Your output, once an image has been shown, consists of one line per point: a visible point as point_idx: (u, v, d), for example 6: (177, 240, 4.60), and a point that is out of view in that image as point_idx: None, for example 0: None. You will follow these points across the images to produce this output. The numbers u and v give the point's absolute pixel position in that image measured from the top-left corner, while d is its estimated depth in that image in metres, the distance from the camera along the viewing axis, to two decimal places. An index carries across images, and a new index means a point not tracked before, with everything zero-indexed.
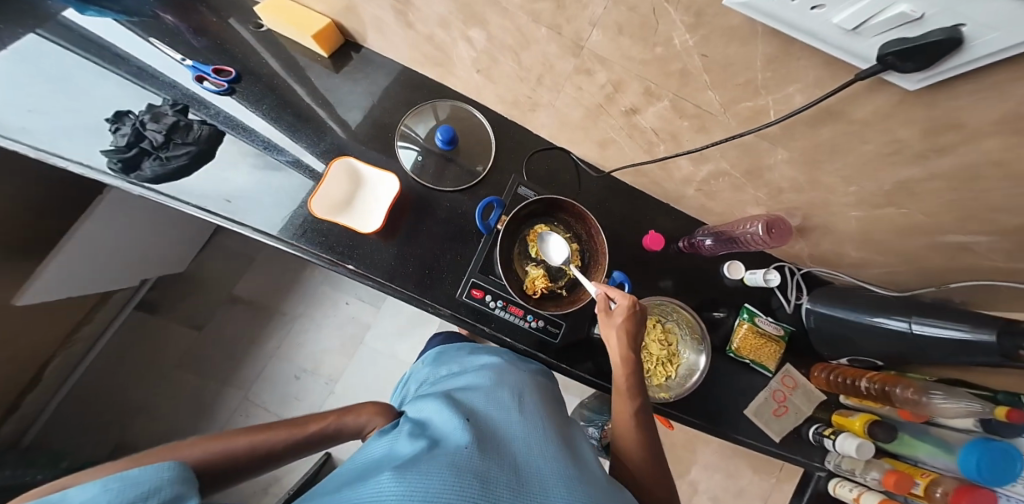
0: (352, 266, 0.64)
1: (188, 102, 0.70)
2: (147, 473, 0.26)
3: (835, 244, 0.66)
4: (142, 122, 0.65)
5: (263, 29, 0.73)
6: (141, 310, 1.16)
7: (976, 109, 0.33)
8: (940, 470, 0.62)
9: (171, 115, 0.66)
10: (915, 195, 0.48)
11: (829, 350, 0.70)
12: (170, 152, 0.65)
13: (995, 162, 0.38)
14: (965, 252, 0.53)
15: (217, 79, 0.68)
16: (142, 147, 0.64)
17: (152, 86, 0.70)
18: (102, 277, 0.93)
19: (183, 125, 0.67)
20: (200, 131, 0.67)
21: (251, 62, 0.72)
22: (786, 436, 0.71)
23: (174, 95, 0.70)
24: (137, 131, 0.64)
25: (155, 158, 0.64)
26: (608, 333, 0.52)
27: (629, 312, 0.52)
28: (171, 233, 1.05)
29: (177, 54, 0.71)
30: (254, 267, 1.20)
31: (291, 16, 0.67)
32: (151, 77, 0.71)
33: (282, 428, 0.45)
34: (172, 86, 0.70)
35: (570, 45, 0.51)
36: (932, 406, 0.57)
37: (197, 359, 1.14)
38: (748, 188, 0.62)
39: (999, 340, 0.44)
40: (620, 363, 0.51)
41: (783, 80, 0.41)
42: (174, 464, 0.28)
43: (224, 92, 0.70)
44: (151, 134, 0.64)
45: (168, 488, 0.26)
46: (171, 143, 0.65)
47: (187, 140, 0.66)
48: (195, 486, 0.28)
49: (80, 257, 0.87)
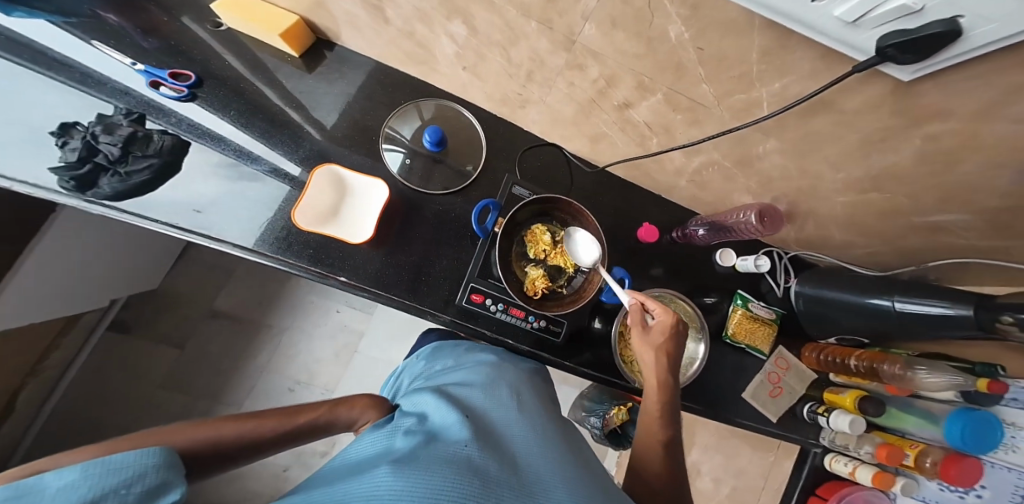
0: (343, 278, 0.60)
1: (145, 110, 0.62)
2: (130, 459, 0.27)
3: (820, 228, 0.68)
4: (94, 135, 0.58)
5: (223, 28, 0.66)
6: (112, 332, 1.08)
7: (967, 97, 0.34)
8: (925, 440, 0.68)
9: (127, 127, 0.60)
10: (900, 179, 0.49)
11: (817, 330, 0.73)
12: (130, 166, 0.58)
13: (976, 147, 0.39)
14: (942, 232, 0.56)
15: (175, 84, 0.61)
16: (97, 162, 0.56)
17: (100, 94, 0.62)
18: (60, 299, 0.84)
19: (142, 135, 0.60)
20: (162, 142, 0.61)
21: (212, 65, 0.65)
22: (782, 416, 0.74)
23: (129, 103, 0.62)
24: (88, 145, 0.57)
25: (113, 174, 0.57)
26: (642, 347, 0.54)
27: (669, 330, 0.54)
28: (136, 251, 0.97)
29: (125, 58, 0.62)
30: (234, 281, 1.14)
31: (252, 13, 0.61)
32: (98, 84, 0.62)
33: (273, 417, 0.45)
34: (124, 93, 0.62)
35: (561, 40, 0.48)
36: (917, 379, 0.63)
37: (179, 380, 1.08)
38: (739, 178, 0.62)
39: (978, 313, 0.47)
40: (653, 379, 0.53)
41: (777, 73, 0.40)
42: (158, 451, 0.29)
43: (185, 98, 0.63)
44: (105, 147, 0.57)
45: (152, 475, 0.28)
46: (130, 157, 0.58)
47: (148, 152, 0.59)
48: (181, 473, 0.30)
49: (40, 281, 0.78)
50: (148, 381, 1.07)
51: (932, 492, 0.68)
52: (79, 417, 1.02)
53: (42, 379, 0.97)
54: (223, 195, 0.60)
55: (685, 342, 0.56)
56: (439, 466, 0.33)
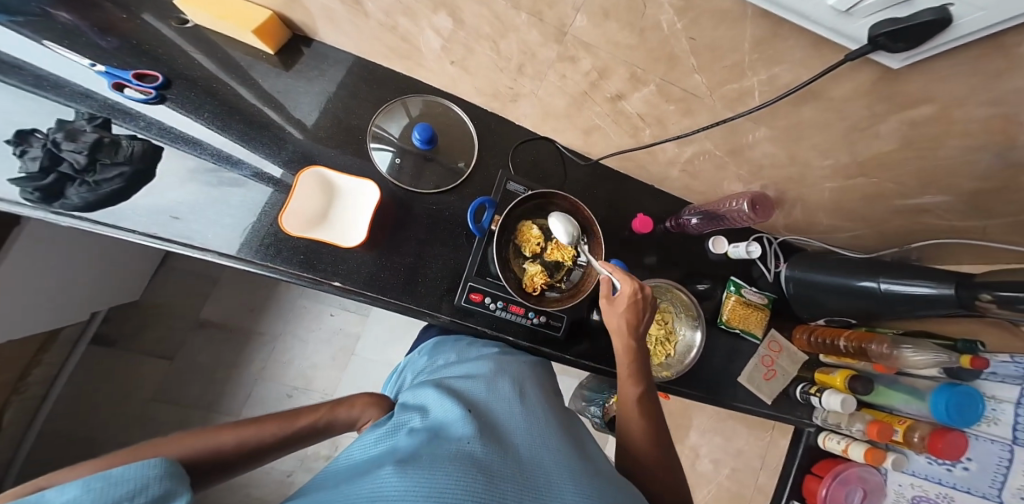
0: (338, 283, 0.59)
1: (110, 114, 0.58)
2: (132, 471, 0.26)
3: (808, 214, 0.69)
4: (56, 142, 0.54)
5: (189, 25, 0.62)
6: (95, 347, 1.04)
7: (955, 83, 0.34)
8: (912, 415, 0.72)
9: (91, 132, 0.56)
10: (884, 164, 0.50)
11: (807, 312, 0.75)
12: (100, 175, 0.54)
13: (957, 131, 0.40)
14: (924, 214, 0.57)
15: (141, 86, 0.58)
16: (62, 171, 0.53)
17: (57, 97, 0.57)
18: (43, 316, 0.80)
19: (108, 141, 0.56)
20: (132, 147, 0.57)
21: (179, 64, 0.61)
22: (776, 397, 0.76)
23: (91, 107, 0.57)
24: (50, 153, 0.53)
25: (81, 183, 0.53)
26: (610, 317, 0.53)
27: (629, 300, 0.52)
28: (120, 263, 0.93)
29: (83, 58, 0.57)
30: (220, 290, 1.11)
31: (220, 7, 0.58)
32: (57, 87, 0.57)
33: (272, 421, 0.44)
34: (85, 96, 0.58)
35: (553, 32, 0.48)
36: (903, 357, 0.66)
37: (170, 392, 1.05)
38: (730, 166, 0.62)
39: (958, 292, 0.49)
40: (622, 349, 0.53)
41: (769, 62, 0.40)
42: (158, 461, 0.28)
43: (154, 100, 0.59)
44: (69, 155, 0.53)
45: (155, 485, 0.27)
46: (97, 165, 0.54)
47: (117, 159, 0.56)
48: (183, 482, 0.29)
49: (33, 300, 0.75)
50: (137, 396, 1.03)
51: (921, 466, 0.72)
52: (65, 439, 0.98)
53: (22, 403, 0.92)
54: (206, 201, 0.58)
55: (653, 305, 0.54)
56: (445, 464, 0.32)
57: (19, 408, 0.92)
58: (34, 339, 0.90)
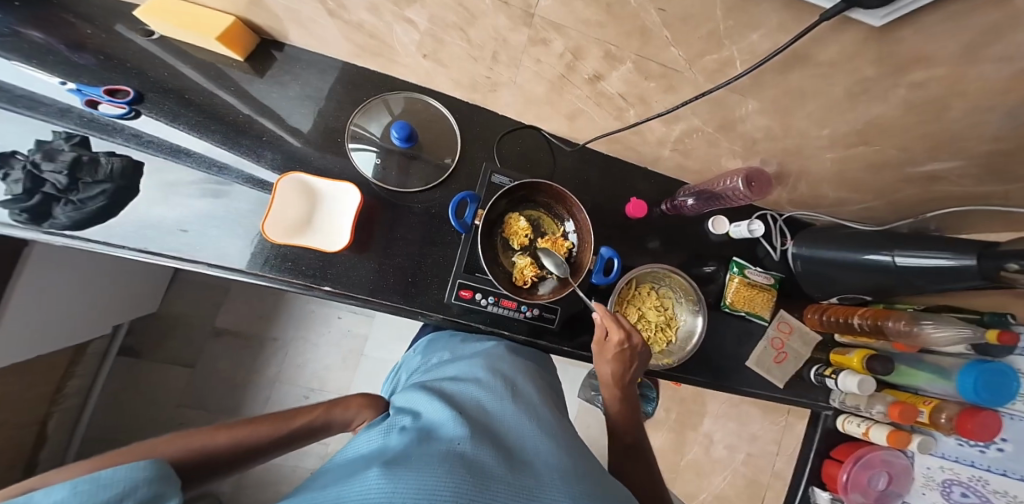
0: (328, 287, 0.60)
1: (88, 131, 0.59)
2: (122, 473, 0.27)
3: (812, 187, 0.65)
4: (36, 163, 0.55)
5: (156, 36, 0.63)
6: (124, 357, 1.10)
7: (950, 39, 0.31)
8: (938, 395, 0.67)
9: (69, 151, 0.57)
10: (888, 131, 0.46)
11: (818, 290, 0.72)
12: (83, 193, 0.56)
13: (964, 90, 0.36)
14: (938, 180, 0.53)
15: (113, 102, 0.58)
16: (46, 192, 0.54)
17: (37, 114, 0.57)
18: (60, 332, 0.84)
19: (88, 159, 0.57)
20: (112, 164, 0.58)
21: (152, 77, 0.62)
22: (788, 381, 0.74)
23: (70, 124, 0.58)
24: (31, 175, 0.55)
25: (66, 203, 0.55)
26: (600, 366, 0.57)
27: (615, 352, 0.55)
28: (131, 276, 0.96)
29: (53, 77, 0.58)
30: (232, 297, 1.15)
31: (183, 17, 0.58)
32: (32, 105, 0.57)
33: (266, 422, 0.45)
34: (63, 111, 0.58)
35: (520, 14, 0.45)
36: (924, 335, 0.61)
37: (197, 396, 1.11)
38: (722, 142, 0.59)
39: (981, 263, 0.45)
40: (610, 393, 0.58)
41: (745, 28, 0.37)
42: (151, 463, 0.29)
43: (130, 115, 0.60)
44: (51, 176, 0.55)
45: (143, 488, 0.27)
46: (79, 184, 0.56)
47: (99, 177, 0.57)
48: (175, 484, 0.30)
49: (50, 318, 0.79)
50: (167, 402, 1.10)
51: (950, 447, 0.67)
52: (106, 444, 1.05)
53: (64, 412, 1.00)
54: (207, 211, 0.60)
55: (642, 353, 0.56)
56: (430, 463, 0.32)
57: (60, 417, 0.99)
58: (66, 354, 0.95)
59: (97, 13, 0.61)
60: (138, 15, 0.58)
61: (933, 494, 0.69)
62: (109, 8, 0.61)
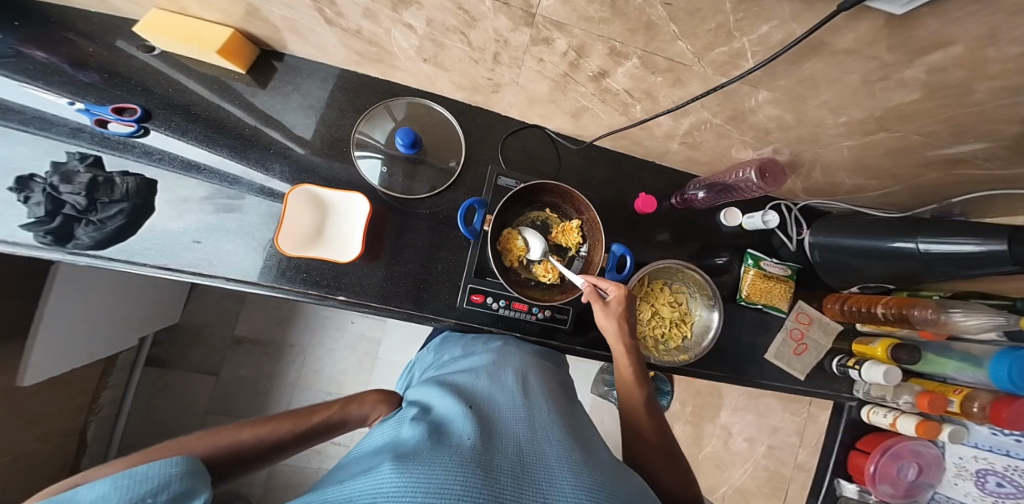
0: (342, 296, 0.61)
1: (100, 150, 0.60)
2: (156, 469, 0.27)
3: (827, 174, 0.63)
4: (54, 186, 0.57)
5: (156, 51, 0.64)
6: (150, 367, 1.14)
7: (982, 21, 0.28)
8: (968, 383, 0.64)
9: (85, 172, 0.58)
10: (908, 116, 0.44)
11: (839, 280, 0.70)
12: (101, 213, 0.57)
13: (997, 70, 0.34)
14: (965, 164, 0.51)
15: (122, 121, 0.59)
16: (67, 213, 0.56)
17: (50, 136, 0.59)
18: (86, 350, 0.85)
19: (103, 180, 0.59)
20: (126, 184, 0.59)
21: (157, 94, 0.63)
22: (810, 372, 0.72)
23: (81, 144, 0.60)
24: (51, 197, 0.56)
25: (87, 223, 0.56)
26: (606, 326, 0.56)
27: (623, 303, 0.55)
28: (149, 291, 0.98)
29: (62, 98, 0.60)
30: (249, 305, 1.18)
31: (182, 32, 0.59)
32: (45, 126, 0.59)
33: (288, 419, 0.46)
34: (75, 131, 0.60)
35: (521, 15, 0.43)
36: (952, 323, 0.57)
37: (223, 402, 1.15)
38: (733, 133, 0.57)
39: (1012, 247, 0.42)
40: (621, 350, 0.56)
41: (756, 19, 0.35)
42: (180, 460, 0.29)
43: (139, 132, 0.61)
44: (70, 198, 0.56)
45: (176, 483, 0.28)
46: (97, 204, 0.57)
47: (115, 197, 0.58)
48: (205, 479, 0.30)
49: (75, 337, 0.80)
50: (196, 409, 1.14)
51: (984, 437, 0.64)
52: None
53: (99, 422, 1.04)
54: (217, 225, 0.60)
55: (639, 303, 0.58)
56: (441, 456, 0.32)
57: (97, 426, 1.03)
58: (97, 367, 0.99)
59: (97, 30, 0.63)
60: (140, 33, 0.60)
61: (966, 485, 0.66)
62: (111, 25, 0.64)
